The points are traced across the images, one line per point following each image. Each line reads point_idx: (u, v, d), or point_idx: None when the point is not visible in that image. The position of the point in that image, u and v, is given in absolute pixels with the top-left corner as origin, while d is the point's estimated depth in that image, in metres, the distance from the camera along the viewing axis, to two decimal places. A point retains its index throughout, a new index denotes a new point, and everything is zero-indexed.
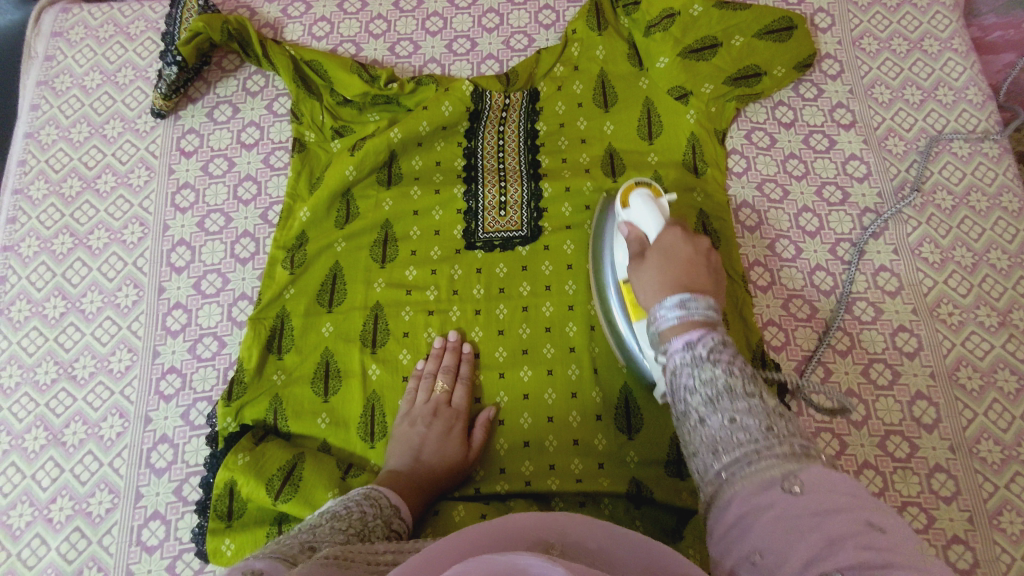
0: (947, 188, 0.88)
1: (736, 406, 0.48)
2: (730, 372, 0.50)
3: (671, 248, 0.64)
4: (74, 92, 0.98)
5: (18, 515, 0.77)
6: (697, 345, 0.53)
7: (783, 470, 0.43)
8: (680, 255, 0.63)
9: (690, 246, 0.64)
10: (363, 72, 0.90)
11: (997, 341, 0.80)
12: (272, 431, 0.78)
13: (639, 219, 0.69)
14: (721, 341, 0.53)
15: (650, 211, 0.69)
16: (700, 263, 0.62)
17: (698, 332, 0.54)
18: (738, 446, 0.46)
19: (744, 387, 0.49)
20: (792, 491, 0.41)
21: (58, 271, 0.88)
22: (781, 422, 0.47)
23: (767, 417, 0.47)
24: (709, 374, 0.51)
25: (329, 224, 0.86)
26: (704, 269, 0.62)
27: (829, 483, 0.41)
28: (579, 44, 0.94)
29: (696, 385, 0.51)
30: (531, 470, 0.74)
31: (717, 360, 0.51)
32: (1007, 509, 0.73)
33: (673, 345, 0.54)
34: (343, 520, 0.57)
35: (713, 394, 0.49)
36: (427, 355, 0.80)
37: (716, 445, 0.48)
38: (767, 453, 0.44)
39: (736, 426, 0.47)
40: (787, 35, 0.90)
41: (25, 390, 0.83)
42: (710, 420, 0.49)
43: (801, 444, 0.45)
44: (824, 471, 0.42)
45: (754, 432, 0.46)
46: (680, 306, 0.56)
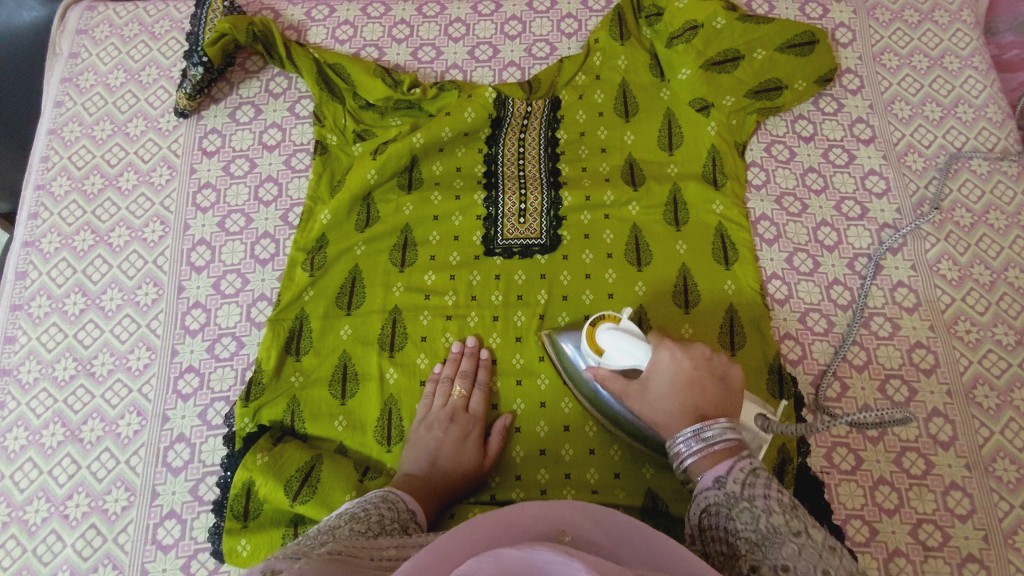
0: (966, 206, 0.88)
1: (785, 550, 0.48)
2: (770, 511, 0.51)
3: (665, 373, 0.61)
4: (98, 90, 0.98)
5: (35, 511, 0.77)
6: (727, 482, 0.54)
7: None
8: (679, 376, 0.61)
9: (686, 359, 0.61)
10: (386, 76, 0.91)
11: (1014, 359, 0.80)
12: (288, 432, 0.78)
13: (616, 352, 0.65)
14: (751, 471, 0.54)
15: (626, 344, 0.64)
16: (702, 378, 0.60)
17: (725, 466, 0.55)
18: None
19: (788, 525, 0.50)
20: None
21: (78, 268, 0.89)
22: (833, 560, 0.47)
23: (818, 559, 0.47)
24: (747, 515, 0.51)
25: (349, 227, 0.86)
26: (710, 382, 0.60)
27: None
28: (601, 53, 0.94)
29: (740, 527, 0.51)
30: (547, 478, 0.74)
31: (753, 497, 0.52)
32: (1023, 529, 0.73)
33: (703, 485, 0.56)
34: (361, 521, 0.56)
35: (758, 537, 0.50)
36: (443, 359, 0.80)
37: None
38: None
39: (791, 573, 0.47)
40: (809, 49, 0.90)
41: (44, 385, 0.83)
42: (760, 565, 0.49)
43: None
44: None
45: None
46: (700, 440, 0.57)
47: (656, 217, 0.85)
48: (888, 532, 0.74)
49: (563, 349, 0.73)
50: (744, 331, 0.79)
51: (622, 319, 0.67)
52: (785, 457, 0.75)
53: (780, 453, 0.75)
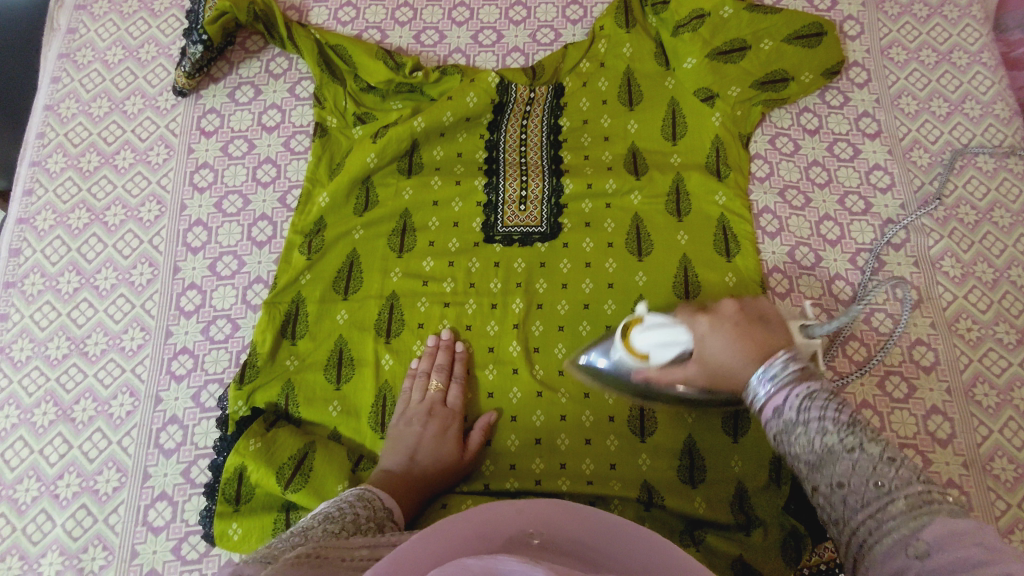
0: (971, 203, 0.87)
1: (838, 468, 0.47)
2: (823, 430, 0.49)
3: (713, 341, 0.61)
4: (95, 66, 0.97)
5: (25, 489, 0.77)
6: (784, 410, 0.52)
7: (901, 528, 0.42)
8: (728, 333, 0.60)
9: (724, 320, 0.61)
10: (388, 59, 0.90)
11: (1015, 359, 0.79)
12: (282, 416, 0.77)
13: (657, 349, 0.64)
14: (807, 394, 0.52)
15: (662, 335, 0.64)
16: (750, 329, 0.60)
17: (780, 395, 0.53)
18: (856, 516, 0.45)
19: (841, 441, 0.48)
20: (919, 556, 0.41)
21: (73, 246, 0.88)
22: (890, 470, 0.46)
23: (873, 469, 0.46)
24: (803, 439, 0.50)
25: (348, 211, 0.85)
26: (756, 329, 0.60)
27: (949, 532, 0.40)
28: (606, 40, 0.93)
29: (799, 453, 0.50)
30: (542, 468, 0.73)
31: (808, 420, 0.50)
32: (1019, 529, 0.73)
33: (765, 417, 0.54)
34: (336, 522, 0.55)
35: (815, 459, 0.49)
36: (414, 358, 0.79)
37: (836, 513, 0.47)
38: (882, 515, 0.44)
39: (846, 489, 0.47)
40: (816, 41, 0.89)
41: (36, 363, 0.82)
42: (820, 485, 0.49)
43: (916, 491, 0.44)
44: (947, 520, 0.41)
45: (864, 494, 0.46)
46: (765, 379, 0.55)
47: (658, 207, 0.84)
48: None
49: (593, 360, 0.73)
50: None
51: (644, 315, 0.66)
52: None
53: None
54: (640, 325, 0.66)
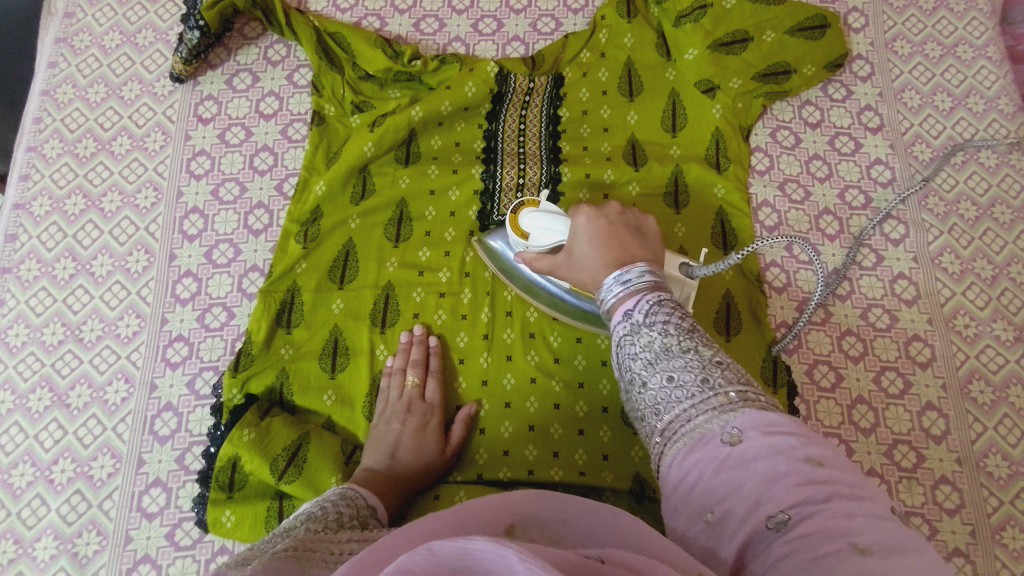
0: (972, 198, 0.87)
1: (672, 364, 0.47)
2: (666, 332, 0.48)
3: (583, 233, 0.61)
4: (92, 52, 0.96)
5: (20, 474, 0.77)
6: (634, 313, 0.51)
7: (719, 416, 0.43)
8: (597, 231, 0.60)
9: (600, 218, 0.61)
10: (386, 46, 0.89)
11: (1012, 356, 0.79)
12: (276, 403, 0.77)
13: (539, 231, 0.68)
14: (657, 301, 0.51)
15: (544, 220, 0.68)
16: (618, 230, 0.60)
17: (634, 300, 0.52)
18: (679, 407, 0.45)
19: (679, 343, 0.48)
20: (731, 440, 0.41)
21: (69, 232, 0.88)
22: (718, 370, 0.45)
23: (703, 369, 0.46)
24: (643, 339, 0.49)
25: (344, 199, 0.85)
26: (627, 234, 0.59)
27: (764, 420, 0.41)
28: (607, 30, 0.92)
29: (637, 352, 0.49)
30: (536, 459, 0.73)
31: (653, 323, 0.49)
32: (1011, 525, 0.73)
33: (615, 320, 0.53)
34: (318, 521, 0.55)
35: (652, 356, 0.48)
36: (390, 354, 0.78)
37: (660, 407, 0.47)
38: (703, 406, 0.44)
39: (675, 383, 0.46)
40: (820, 33, 0.88)
41: (32, 349, 0.83)
42: (650, 381, 0.48)
43: (737, 389, 0.44)
44: (757, 412, 0.42)
45: (690, 388, 0.45)
46: (619, 284, 0.54)
47: (657, 199, 0.83)
48: None
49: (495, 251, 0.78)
50: (740, 314, 0.79)
51: (540, 202, 0.70)
52: None
53: None
54: (534, 208, 0.70)
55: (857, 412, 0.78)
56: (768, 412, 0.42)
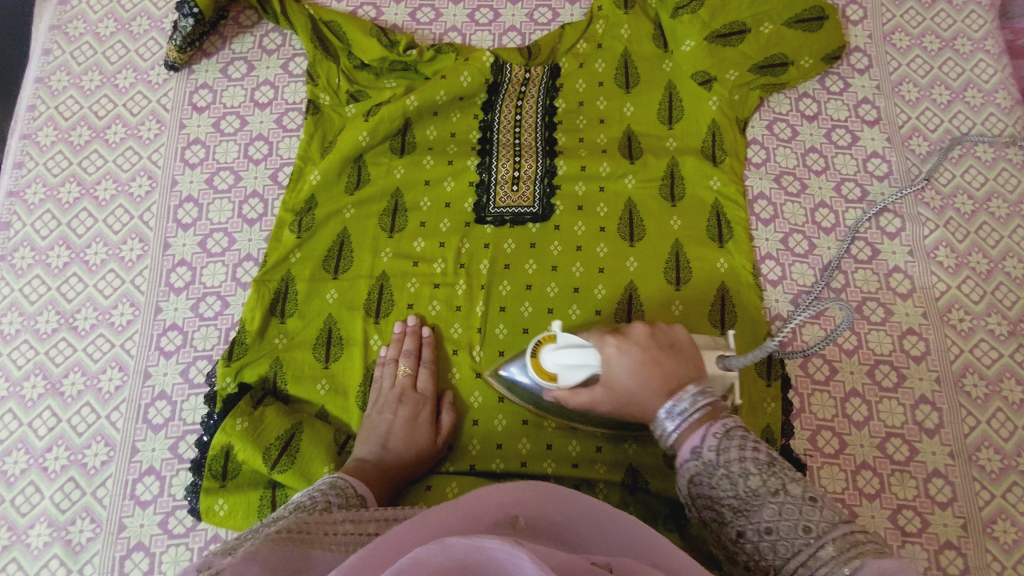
0: (968, 192, 0.86)
1: (765, 513, 0.49)
2: (748, 473, 0.51)
3: (622, 365, 0.58)
4: (87, 39, 0.96)
5: (14, 462, 0.77)
6: (703, 450, 0.53)
7: (837, 574, 0.44)
8: (636, 360, 0.58)
9: (633, 344, 0.59)
10: (382, 36, 0.88)
11: (1006, 350, 0.79)
12: (269, 392, 0.77)
13: (567, 371, 0.60)
14: (724, 433, 0.53)
15: (571, 355, 0.60)
16: (656, 355, 0.58)
17: (698, 436, 0.53)
18: (786, 561, 0.47)
19: (766, 483, 0.50)
20: None
21: (64, 220, 0.88)
22: (813, 510, 0.48)
23: (799, 512, 0.48)
24: (726, 484, 0.51)
25: (339, 189, 0.85)
26: (666, 358, 0.58)
27: (885, 571, 0.43)
28: (604, 21, 0.91)
29: (722, 495, 0.51)
30: (528, 450, 0.74)
31: (729, 463, 0.51)
32: (1002, 518, 0.73)
33: (682, 456, 0.54)
34: (307, 511, 0.55)
35: (739, 502, 0.50)
36: (383, 343, 0.79)
37: (763, 554, 0.49)
38: (815, 561, 0.46)
39: (774, 534, 0.48)
40: (818, 26, 0.86)
41: (26, 337, 0.83)
42: (746, 530, 0.50)
43: (840, 532, 0.46)
44: (872, 558, 0.44)
45: (793, 538, 0.48)
46: (673, 415, 0.55)
47: (652, 191, 0.83)
48: (868, 517, 0.74)
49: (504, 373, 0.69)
50: (735, 308, 0.78)
51: (558, 334, 0.62)
52: (770, 437, 0.74)
53: (764, 432, 0.75)
54: (553, 343, 0.62)
55: (851, 405, 0.78)
56: (883, 558, 0.44)
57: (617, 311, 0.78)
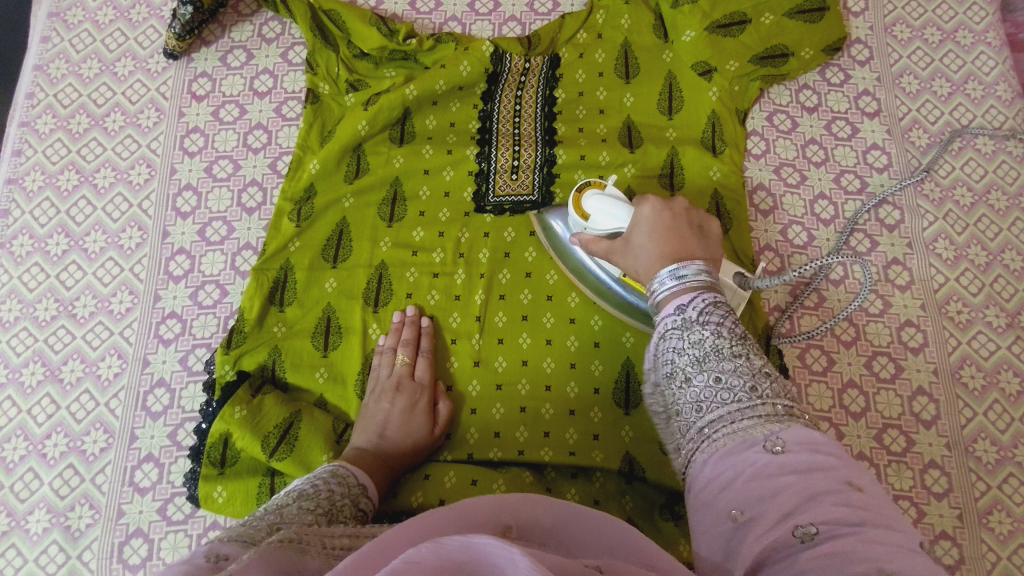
0: (968, 184, 0.86)
1: (721, 365, 0.49)
2: (718, 334, 0.51)
3: (645, 223, 0.64)
4: (86, 27, 0.96)
5: (13, 448, 0.77)
6: (688, 308, 0.54)
7: (766, 429, 0.45)
8: (659, 222, 0.63)
9: (665, 210, 0.64)
10: (381, 24, 0.88)
11: (1004, 342, 0.79)
12: (268, 380, 0.77)
13: (602, 216, 0.69)
14: (712, 301, 0.54)
15: (611, 206, 0.69)
16: (680, 225, 0.63)
17: (689, 295, 0.54)
18: (722, 407, 0.47)
19: (731, 347, 0.50)
20: (774, 449, 0.43)
21: (63, 209, 0.88)
22: (767, 381, 0.48)
23: (751, 377, 0.48)
24: (696, 334, 0.52)
25: (338, 178, 0.85)
26: (688, 235, 0.62)
27: (809, 438, 0.43)
28: (604, 11, 0.91)
29: (684, 348, 0.51)
30: (526, 439, 0.74)
31: (706, 321, 0.52)
32: (997, 510, 0.73)
33: (665, 311, 0.55)
34: (310, 499, 0.56)
35: (701, 354, 0.50)
36: (382, 331, 0.79)
37: (703, 405, 0.49)
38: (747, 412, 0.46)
39: (722, 386, 0.48)
40: (819, 16, 0.86)
41: (25, 324, 0.83)
42: (696, 378, 0.50)
43: (782, 403, 0.47)
44: (802, 429, 0.44)
45: (737, 392, 0.47)
46: (674, 277, 0.57)
47: (652, 181, 0.83)
48: None
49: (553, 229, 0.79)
50: None
51: (607, 185, 0.71)
52: None
53: None
54: (599, 190, 0.71)
55: (848, 396, 0.78)
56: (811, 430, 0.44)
57: None
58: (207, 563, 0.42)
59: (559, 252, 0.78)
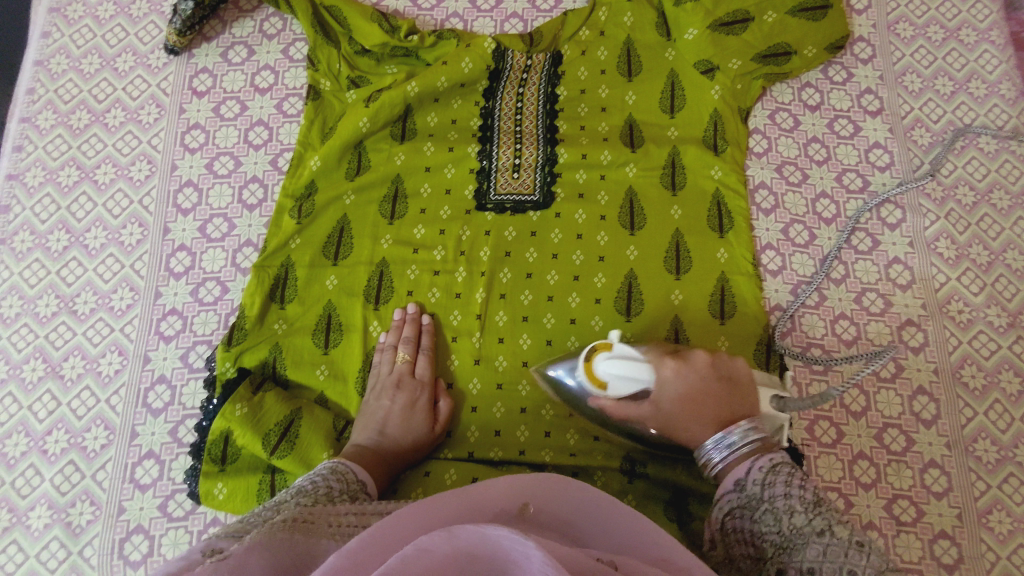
0: (970, 183, 0.86)
1: (811, 553, 0.50)
2: (794, 511, 0.53)
3: (677, 390, 0.62)
4: (86, 22, 0.96)
5: (14, 444, 0.78)
6: (746, 483, 0.57)
7: None
8: (689, 390, 0.62)
9: (691, 372, 0.63)
10: (383, 21, 0.88)
11: (1004, 342, 0.79)
12: (268, 377, 0.77)
13: (621, 382, 0.63)
14: (769, 466, 0.56)
15: (627, 368, 0.63)
16: (710, 387, 0.63)
17: (744, 467, 0.57)
18: None
19: (813, 524, 0.51)
20: None
21: (63, 204, 0.87)
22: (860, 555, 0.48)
23: (844, 554, 0.49)
24: (770, 517, 0.54)
25: (339, 176, 0.84)
26: (713, 392, 0.62)
27: None
28: (607, 8, 0.91)
29: (767, 533, 0.53)
30: (527, 438, 0.74)
31: (773, 497, 0.54)
32: (997, 509, 0.73)
33: (725, 487, 0.58)
34: (309, 495, 0.56)
35: (783, 540, 0.52)
36: (382, 330, 0.79)
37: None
38: None
39: (817, 574, 0.49)
40: (822, 14, 0.85)
41: (25, 320, 0.83)
42: (790, 569, 0.51)
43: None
44: None
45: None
46: (722, 446, 0.59)
47: (653, 180, 0.83)
48: (863, 506, 0.74)
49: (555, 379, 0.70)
50: (734, 299, 0.78)
51: (613, 343, 0.65)
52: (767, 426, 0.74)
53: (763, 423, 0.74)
54: (607, 352, 0.65)
55: (849, 395, 0.78)
56: None
57: (617, 301, 0.78)
58: (203, 557, 0.43)
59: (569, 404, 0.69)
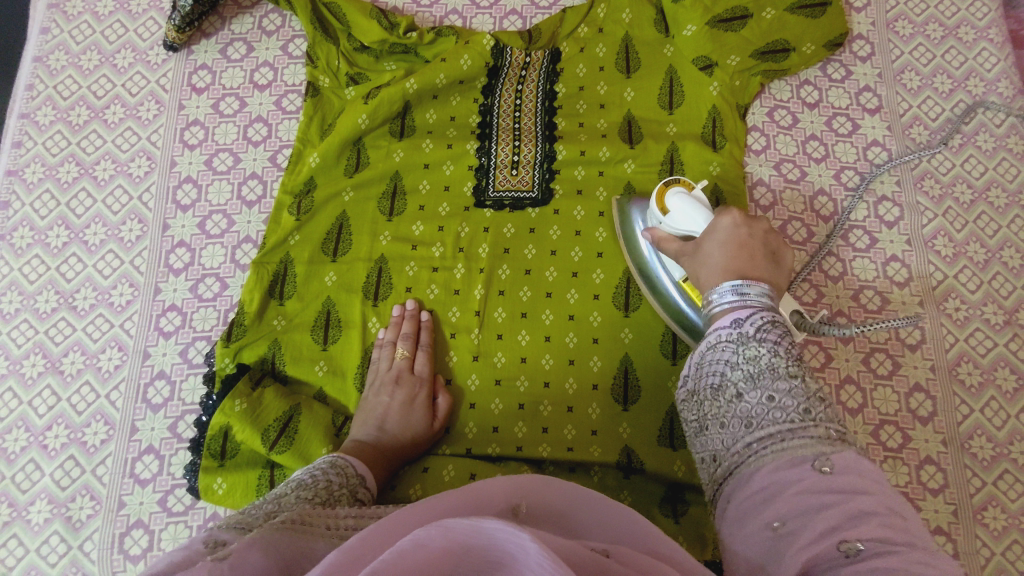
0: (968, 181, 0.86)
1: (775, 385, 0.52)
2: (774, 353, 0.54)
3: (722, 236, 0.65)
4: (85, 18, 0.96)
5: (14, 439, 0.78)
6: (745, 324, 0.57)
7: (816, 449, 0.47)
8: (737, 240, 0.64)
9: (745, 228, 0.65)
10: (381, 17, 0.88)
11: (1001, 339, 0.80)
12: (268, 373, 0.77)
13: (680, 216, 0.69)
14: (771, 321, 0.57)
15: (692, 211, 0.69)
16: (754, 246, 0.63)
17: (747, 311, 0.58)
18: (772, 424, 0.50)
19: (786, 368, 0.53)
20: (822, 470, 0.46)
21: (63, 200, 0.88)
22: (819, 406, 0.51)
23: (807, 400, 0.51)
24: (752, 351, 0.55)
25: (338, 172, 0.85)
26: (758, 256, 0.63)
27: (856, 465, 0.46)
28: (606, 5, 0.90)
29: (739, 362, 0.55)
30: (525, 434, 0.74)
31: (763, 339, 0.55)
32: (992, 505, 0.74)
33: (721, 324, 0.58)
34: (308, 489, 0.57)
35: (755, 371, 0.53)
36: (381, 326, 0.79)
37: (751, 418, 0.52)
38: (799, 430, 0.49)
39: (774, 404, 0.51)
40: (820, 11, 0.86)
41: (25, 316, 0.83)
42: (749, 394, 0.53)
43: (835, 429, 0.49)
44: (853, 455, 0.47)
45: (791, 413, 0.50)
46: (735, 293, 0.59)
47: (651, 177, 0.83)
48: None
49: (631, 218, 0.78)
50: None
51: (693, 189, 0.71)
52: None
53: None
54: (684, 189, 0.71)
55: (846, 392, 0.79)
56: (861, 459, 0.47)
57: (617, 297, 0.78)
58: (204, 548, 0.43)
59: (628, 242, 0.77)
